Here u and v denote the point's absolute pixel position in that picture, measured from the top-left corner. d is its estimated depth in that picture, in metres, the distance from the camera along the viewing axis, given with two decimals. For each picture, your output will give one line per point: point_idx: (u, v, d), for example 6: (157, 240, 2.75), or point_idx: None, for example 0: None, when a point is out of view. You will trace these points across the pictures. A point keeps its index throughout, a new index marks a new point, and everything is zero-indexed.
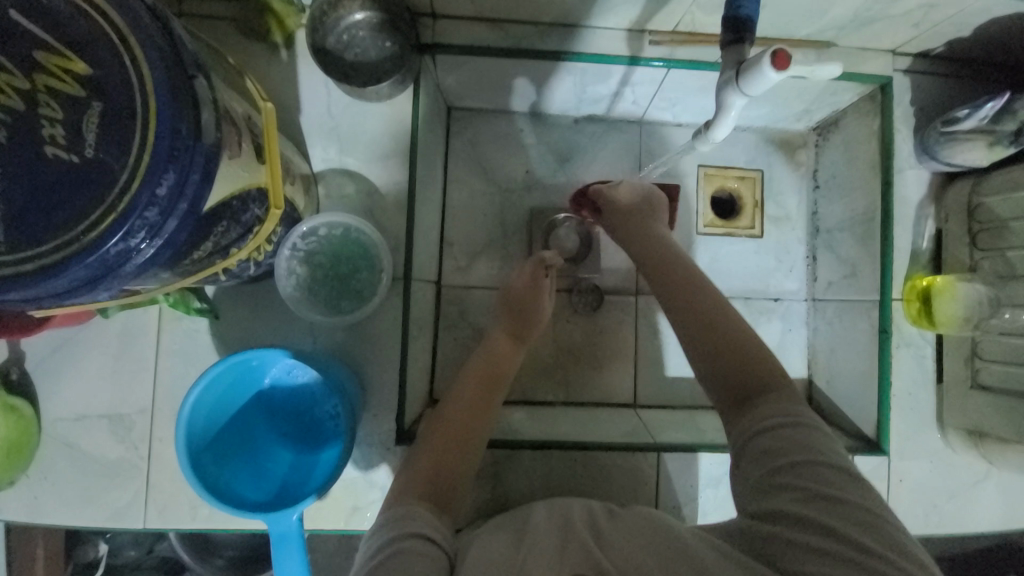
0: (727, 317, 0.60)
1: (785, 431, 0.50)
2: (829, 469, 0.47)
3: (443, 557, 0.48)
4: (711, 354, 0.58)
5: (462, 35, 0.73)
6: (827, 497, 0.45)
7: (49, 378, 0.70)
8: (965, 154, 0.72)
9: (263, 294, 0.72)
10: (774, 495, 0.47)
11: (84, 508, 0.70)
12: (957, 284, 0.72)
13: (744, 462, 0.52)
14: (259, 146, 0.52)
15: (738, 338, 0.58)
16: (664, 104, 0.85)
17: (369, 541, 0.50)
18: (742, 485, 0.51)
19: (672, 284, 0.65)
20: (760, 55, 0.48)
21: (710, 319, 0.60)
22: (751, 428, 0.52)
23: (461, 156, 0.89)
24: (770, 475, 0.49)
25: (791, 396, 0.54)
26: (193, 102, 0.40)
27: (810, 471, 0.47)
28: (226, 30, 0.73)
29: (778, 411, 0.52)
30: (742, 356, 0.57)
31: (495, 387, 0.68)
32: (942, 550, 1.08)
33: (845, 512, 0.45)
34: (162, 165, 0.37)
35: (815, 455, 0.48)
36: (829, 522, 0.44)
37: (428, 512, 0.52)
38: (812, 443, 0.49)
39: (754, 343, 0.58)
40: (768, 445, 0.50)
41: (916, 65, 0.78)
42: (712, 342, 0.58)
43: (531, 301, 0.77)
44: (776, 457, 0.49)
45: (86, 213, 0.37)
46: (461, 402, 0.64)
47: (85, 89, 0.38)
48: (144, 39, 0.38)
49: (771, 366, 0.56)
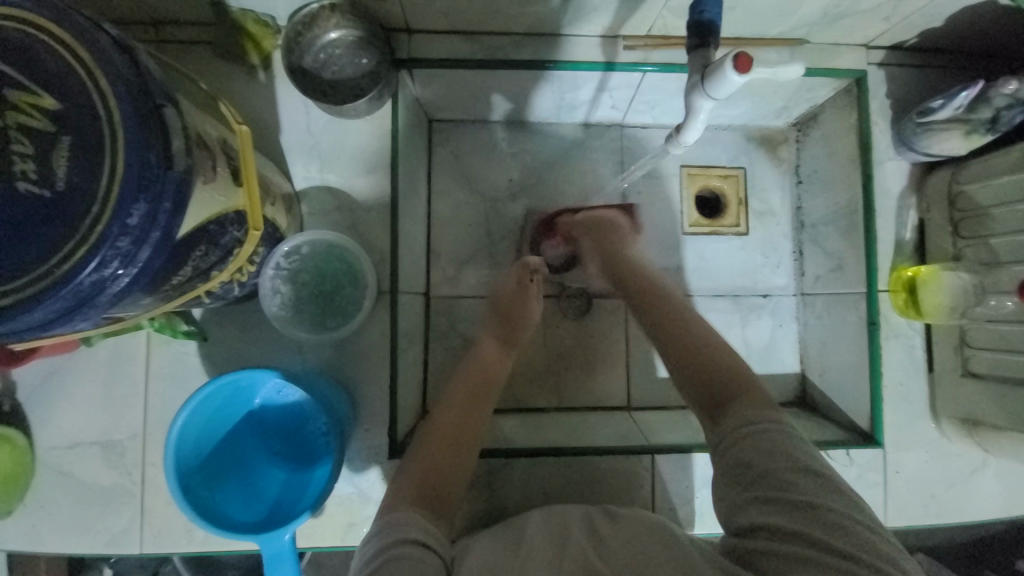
0: (695, 333, 0.62)
1: (758, 439, 0.50)
2: (800, 475, 0.47)
3: (438, 563, 0.48)
4: (681, 371, 0.61)
5: (437, 50, 0.74)
6: (802, 504, 0.45)
7: (40, 407, 0.70)
8: (942, 143, 0.73)
9: (250, 314, 0.72)
10: (751, 507, 0.47)
11: (80, 536, 0.70)
12: (942, 273, 0.72)
13: (724, 475, 0.51)
14: (235, 169, 0.53)
15: (710, 351, 0.60)
16: (642, 107, 0.86)
17: (365, 548, 0.50)
18: (722, 501, 0.51)
19: (645, 305, 0.68)
20: (723, 59, 0.49)
21: (676, 338, 0.63)
22: (725, 439, 0.52)
23: (444, 168, 0.90)
24: (747, 488, 0.49)
25: (764, 402, 0.54)
26: (162, 132, 0.40)
27: (783, 479, 0.47)
28: (205, 55, 0.74)
29: (749, 419, 0.52)
30: (713, 369, 0.59)
31: (486, 393, 0.68)
32: (948, 537, 1.08)
33: (820, 518, 0.44)
34: (132, 196, 0.38)
35: (786, 462, 0.48)
36: (805, 528, 0.44)
37: (425, 518, 0.52)
38: (784, 449, 0.49)
39: (726, 356, 0.60)
40: (743, 455, 0.50)
41: (890, 58, 0.79)
42: (679, 361, 0.61)
43: (520, 307, 0.77)
44: (750, 468, 0.49)
45: (59, 246, 0.38)
46: (452, 411, 0.64)
47: (55, 123, 0.39)
48: (111, 73, 0.39)
49: (745, 377, 0.57)
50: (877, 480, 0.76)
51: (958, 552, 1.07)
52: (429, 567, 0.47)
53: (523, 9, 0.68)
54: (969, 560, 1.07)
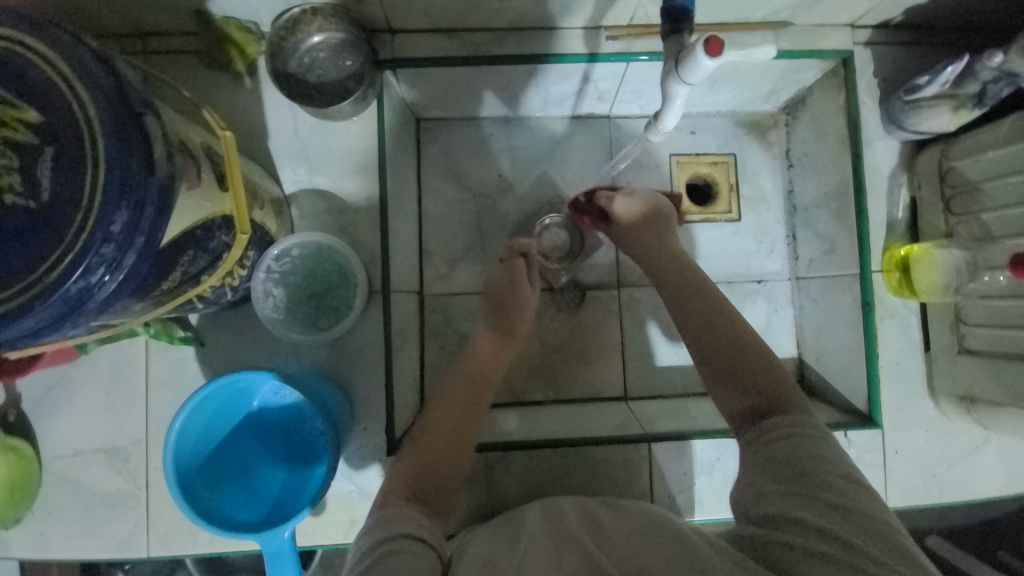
0: (732, 330, 0.62)
1: (799, 441, 0.51)
2: (839, 478, 0.47)
3: (435, 559, 0.49)
4: (718, 365, 0.60)
5: (421, 48, 0.74)
6: (838, 506, 0.46)
7: (44, 416, 0.72)
8: (930, 121, 0.72)
9: (244, 318, 0.73)
10: (784, 500, 0.48)
11: (88, 542, 0.71)
12: (935, 251, 0.72)
13: (757, 467, 0.52)
14: (220, 174, 0.54)
15: (751, 352, 0.60)
16: (629, 97, 0.86)
17: (360, 542, 0.51)
18: (748, 491, 0.51)
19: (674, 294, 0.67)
20: (695, 44, 0.49)
21: (714, 330, 0.62)
22: (764, 436, 0.53)
23: (434, 166, 0.90)
24: (780, 482, 0.49)
25: (799, 408, 0.54)
26: (143, 139, 0.41)
27: (822, 479, 0.47)
28: (190, 63, 0.75)
29: (790, 422, 0.53)
30: (751, 371, 0.58)
31: (480, 387, 0.67)
32: (961, 517, 1.06)
33: (852, 520, 0.45)
34: (115, 203, 0.39)
35: (825, 465, 0.48)
36: (835, 528, 0.44)
37: (420, 515, 0.52)
38: (821, 453, 0.50)
39: (766, 357, 0.59)
40: (782, 455, 0.51)
41: (877, 36, 0.78)
42: (720, 356, 0.60)
43: (512, 290, 0.77)
44: (790, 467, 0.49)
45: (47, 255, 0.38)
46: (449, 404, 0.64)
47: (38, 136, 0.40)
48: (91, 84, 0.39)
49: (785, 381, 0.57)
50: (877, 462, 0.76)
51: (972, 532, 1.06)
52: (424, 559, 0.48)
53: (502, 4, 0.68)
54: (982, 539, 1.06)
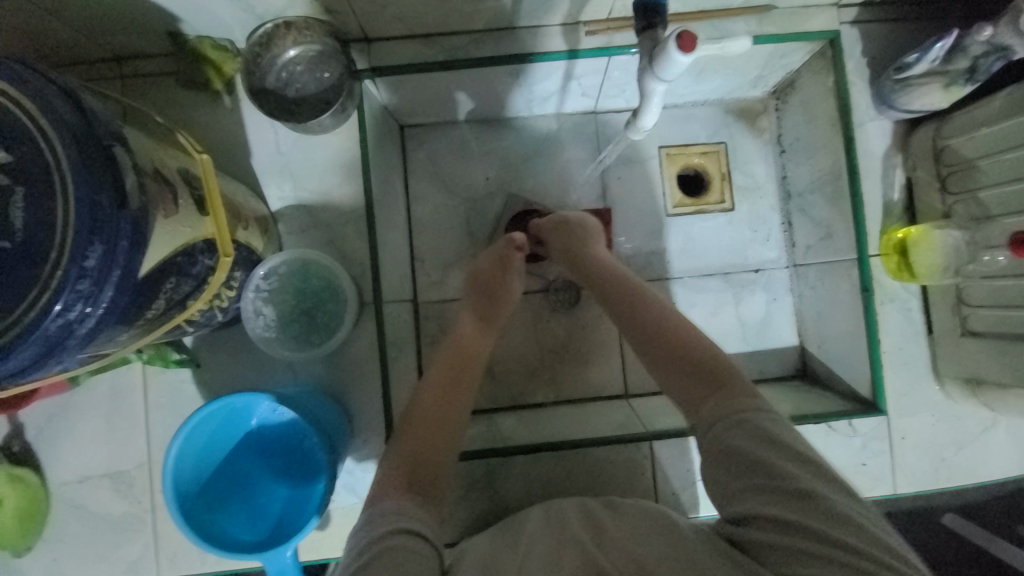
0: (668, 319, 0.61)
1: (746, 427, 0.50)
2: (793, 464, 0.47)
3: (434, 555, 0.49)
4: (659, 361, 0.59)
5: (398, 56, 0.73)
6: (799, 494, 0.46)
7: (47, 445, 0.73)
8: (922, 99, 0.70)
9: (238, 337, 0.73)
10: (746, 499, 0.48)
11: (99, 566, 0.72)
12: (933, 232, 0.70)
13: (713, 463, 0.51)
14: (200, 200, 0.53)
15: (685, 340, 0.59)
16: (613, 92, 0.84)
17: (353, 539, 0.51)
18: (715, 490, 0.51)
19: (611, 294, 0.67)
20: (667, 40, 0.48)
21: (650, 323, 0.62)
22: (713, 426, 0.52)
23: (421, 173, 0.89)
24: (741, 476, 0.49)
25: (741, 388, 0.54)
26: (112, 172, 0.41)
27: (775, 467, 0.47)
28: (168, 85, 0.75)
29: (737, 407, 0.52)
30: (689, 359, 0.58)
31: (466, 369, 0.67)
32: (977, 495, 1.05)
33: (819, 509, 0.45)
34: (86, 239, 0.38)
35: (775, 449, 0.48)
36: (806, 520, 0.44)
37: (418, 508, 0.52)
38: (770, 434, 0.49)
39: (700, 342, 0.59)
40: (731, 445, 0.50)
41: (864, 14, 0.76)
42: (656, 350, 0.60)
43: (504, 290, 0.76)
44: (741, 455, 0.49)
45: (25, 294, 0.38)
46: (429, 398, 0.62)
47: (8, 175, 0.39)
48: (56, 121, 0.39)
49: (724, 361, 0.57)
50: (883, 448, 0.75)
51: (989, 509, 1.04)
52: (421, 555, 0.48)
53: (476, 6, 0.67)
54: (1000, 518, 1.04)
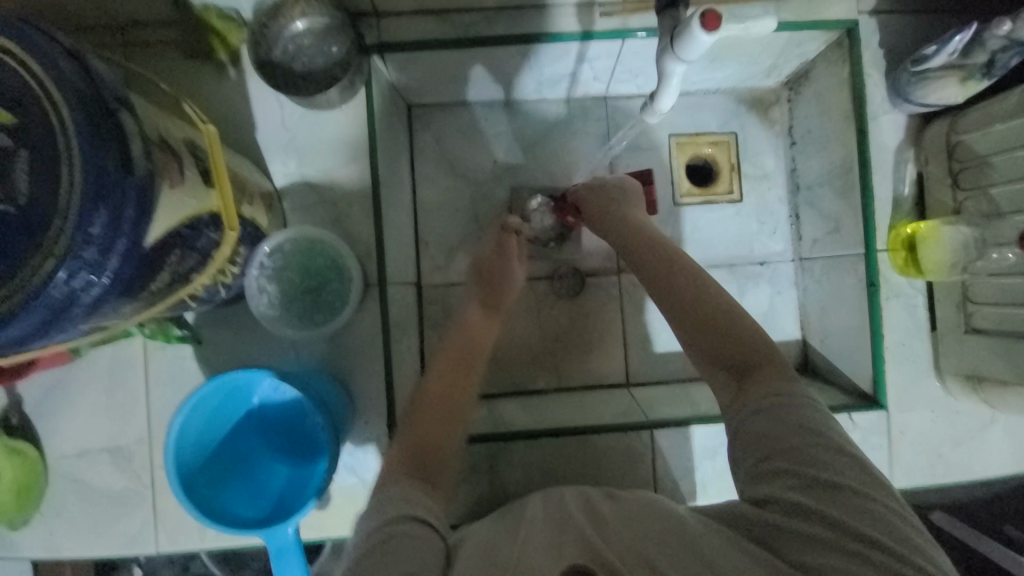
0: (707, 292, 0.59)
1: (783, 413, 0.50)
2: (825, 451, 0.47)
3: (438, 543, 0.49)
4: (697, 337, 0.57)
5: (408, 32, 0.71)
6: (824, 483, 0.46)
7: (46, 418, 0.72)
8: (938, 93, 0.69)
9: (239, 315, 0.73)
10: (770, 482, 0.48)
11: (98, 539, 0.72)
12: (941, 228, 0.70)
13: (741, 444, 0.51)
14: (205, 170, 0.52)
15: (724, 316, 0.57)
16: (625, 76, 0.83)
17: (360, 525, 0.51)
18: (736, 469, 0.51)
19: (643, 263, 0.62)
20: (691, 18, 0.47)
21: (685, 295, 0.59)
22: (747, 408, 0.52)
23: (427, 155, 0.88)
24: (768, 459, 0.48)
25: (780, 373, 0.53)
26: (117, 137, 0.40)
27: (807, 454, 0.47)
28: (172, 55, 0.73)
29: (776, 390, 0.51)
30: (729, 339, 0.56)
31: (471, 363, 0.65)
32: (969, 492, 1.06)
33: (839, 499, 0.45)
34: (92, 205, 0.38)
35: (810, 437, 0.48)
36: (825, 508, 0.45)
37: (424, 495, 0.52)
38: (807, 422, 0.49)
39: (740, 322, 0.57)
40: (765, 428, 0.50)
41: (883, 5, 0.75)
42: (694, 326, 0.57)
43: (508, 273, 0.75)
44: (774, 440, 0.49)
45: (25, 261, 0.37)
46: (440, 380, 0.63)
47: (11, 139, 0.38)
48: (61, 81, 0.38)
49: (765, 342, 0.55)
50: (883, 443, 0.75)
51: (980, 507, 1.06)
52: (428, 542, 0.48)
53: None
54: (991, 516, 1.06)
